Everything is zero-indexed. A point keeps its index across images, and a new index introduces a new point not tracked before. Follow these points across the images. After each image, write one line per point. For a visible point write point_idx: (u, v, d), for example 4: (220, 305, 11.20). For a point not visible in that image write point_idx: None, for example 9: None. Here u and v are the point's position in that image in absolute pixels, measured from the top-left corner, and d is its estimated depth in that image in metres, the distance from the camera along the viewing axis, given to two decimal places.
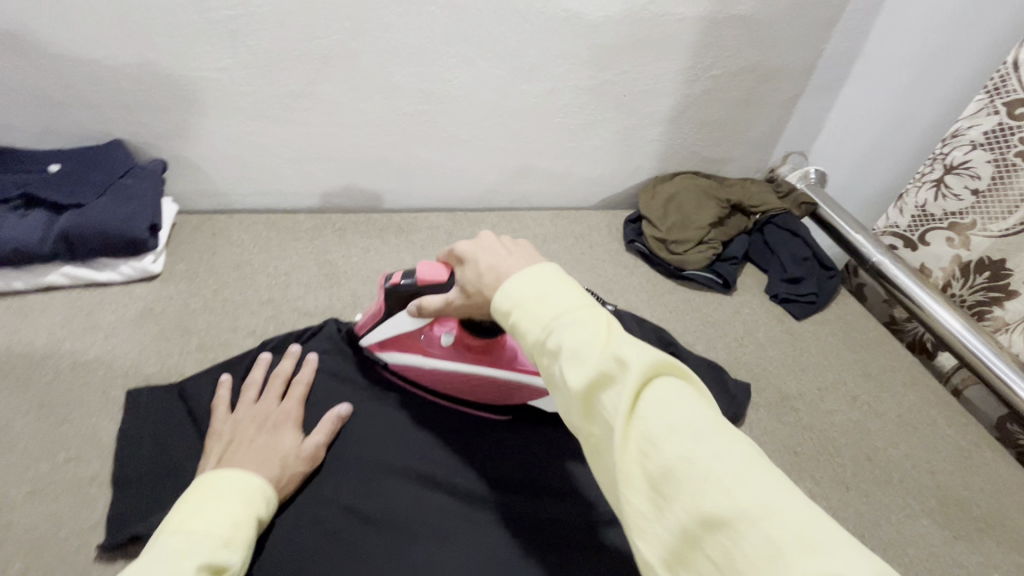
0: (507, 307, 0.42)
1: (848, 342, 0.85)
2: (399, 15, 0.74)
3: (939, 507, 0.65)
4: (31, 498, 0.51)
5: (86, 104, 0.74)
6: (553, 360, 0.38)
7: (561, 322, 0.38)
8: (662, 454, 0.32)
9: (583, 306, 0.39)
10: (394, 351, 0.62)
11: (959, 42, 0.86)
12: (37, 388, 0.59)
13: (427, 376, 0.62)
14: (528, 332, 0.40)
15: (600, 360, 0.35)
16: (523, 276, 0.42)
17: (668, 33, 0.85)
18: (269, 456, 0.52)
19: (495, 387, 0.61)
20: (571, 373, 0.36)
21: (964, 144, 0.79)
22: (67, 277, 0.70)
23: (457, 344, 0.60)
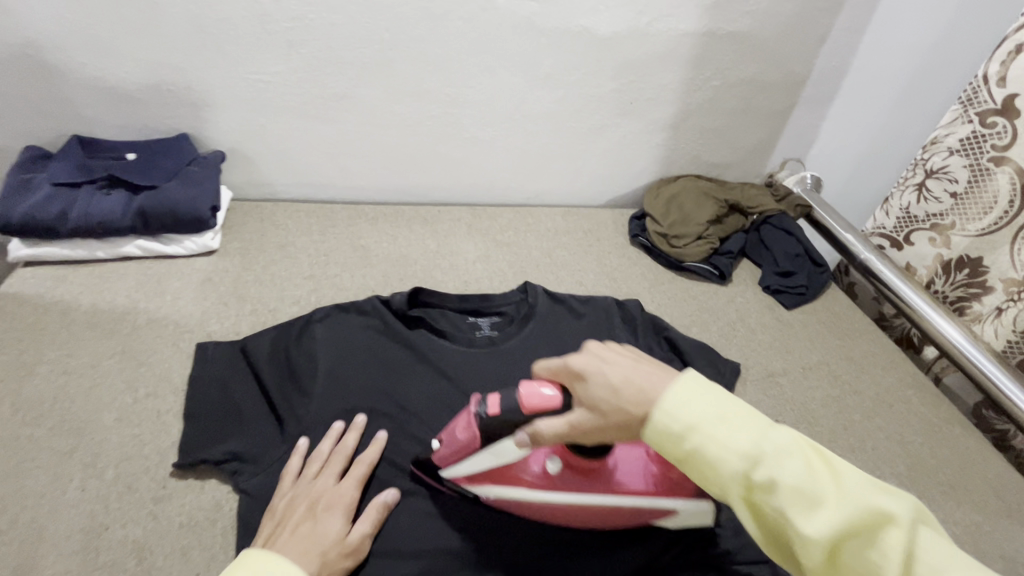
0: (682, 428, 0.43)
1: (834, 330, 0.92)
2: (432, 28, 0.84)
3: (906, 473, 0.72)
4: (119, 423, 0.61)
5: (161, 101, 0.85)
6: (773, 498, 0.41)
7: (780, 467, 0.41)
8: None
9: (783, 437, 0.42)
10: (488, 482, 0.57)
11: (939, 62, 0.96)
12: (118, 338, 0.70)
13: (530, 508, 0.57)
14: (730, 466, 0.42)
15: (846, 508, 0.39)
16: (687, 393, 0.44)
17: (671, 47, 0.94)
18: (312, 545, 0.51)
19: (600, 513, 0.56)
20: (810, 521, 0.39)
21: (942, 150, 0.87)
22: (141, 249, 0.81)
23: (563, 469, 0.56)
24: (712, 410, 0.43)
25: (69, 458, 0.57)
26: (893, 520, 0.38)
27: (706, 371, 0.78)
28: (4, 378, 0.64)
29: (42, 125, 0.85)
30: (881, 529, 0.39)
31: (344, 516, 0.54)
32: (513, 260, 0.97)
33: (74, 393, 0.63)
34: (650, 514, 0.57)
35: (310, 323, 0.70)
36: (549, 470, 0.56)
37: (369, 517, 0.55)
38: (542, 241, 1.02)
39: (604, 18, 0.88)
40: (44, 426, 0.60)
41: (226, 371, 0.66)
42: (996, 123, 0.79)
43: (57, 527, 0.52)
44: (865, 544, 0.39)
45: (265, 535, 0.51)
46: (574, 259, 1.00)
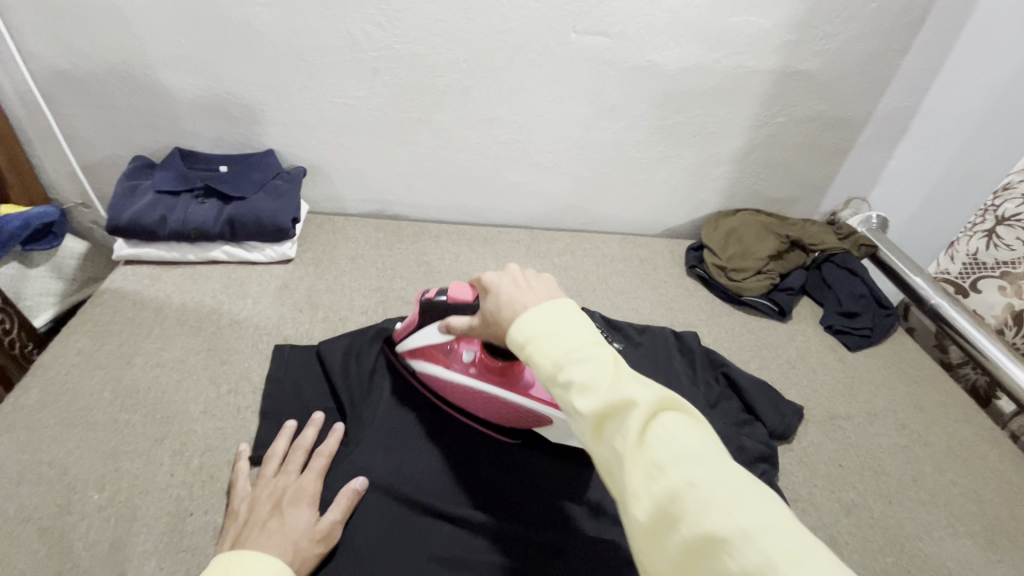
0: (520, 335, 0.45)
1: (901, 376, 0.89)
2: (507, 61, 0.89)
3: (983, 532, 0.68)
4: (203, 414, 0.66)
5: (254, 120, 0.93)
6: (562, 390, 0.41)
7: (572, 357, 0.41)
8: (670, 477, 0.35)
9: (591, 342, 0.42)
10: (418, 358, 0.65)
11: (1005, 109, 0.98)
12: (205, 335, 0.75)
13: (444, 388, 0.64)
14: (540, 365, 0.43)
15: (608, 393, 0.38)
16: (544, 312, 0.45)
17: (739, 83, 0.96)
18: (282, 539, 0.51)
19: (500, 409, 0.61)
20: (582, 402, 0.39)
21: (1016, 196, 0.84)
22: (226, 254, 0.87)
23: (477, 363, 0.62)
24: (541, 318, 0.44)
25: (160, 445, 0.62)
26: (636, 403, 0.37)
27: (767, 412, 0.76)
28: (106, 366, 0.69)
29: (149, 138, 0.94)
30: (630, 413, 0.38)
31: (310, 508, 0.55)
32: (570, 284, 0.99)
33: (165, 384, 0.68)
34: (542, 422, 0.61)
35: (380, 337, 0.74)
36: (467, 359, 0.62)
37: (338, 505, 0.55)
38: (599, 267, 1.03)
39: (673, 54, 0.91)
40: (139, 412, 0.65)
41: (302, 371, 0.71)
42: None
43: (148, 508, 0.57)
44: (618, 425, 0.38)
45: (232, 540, 0.51)
46: (630, 287, 1.00)
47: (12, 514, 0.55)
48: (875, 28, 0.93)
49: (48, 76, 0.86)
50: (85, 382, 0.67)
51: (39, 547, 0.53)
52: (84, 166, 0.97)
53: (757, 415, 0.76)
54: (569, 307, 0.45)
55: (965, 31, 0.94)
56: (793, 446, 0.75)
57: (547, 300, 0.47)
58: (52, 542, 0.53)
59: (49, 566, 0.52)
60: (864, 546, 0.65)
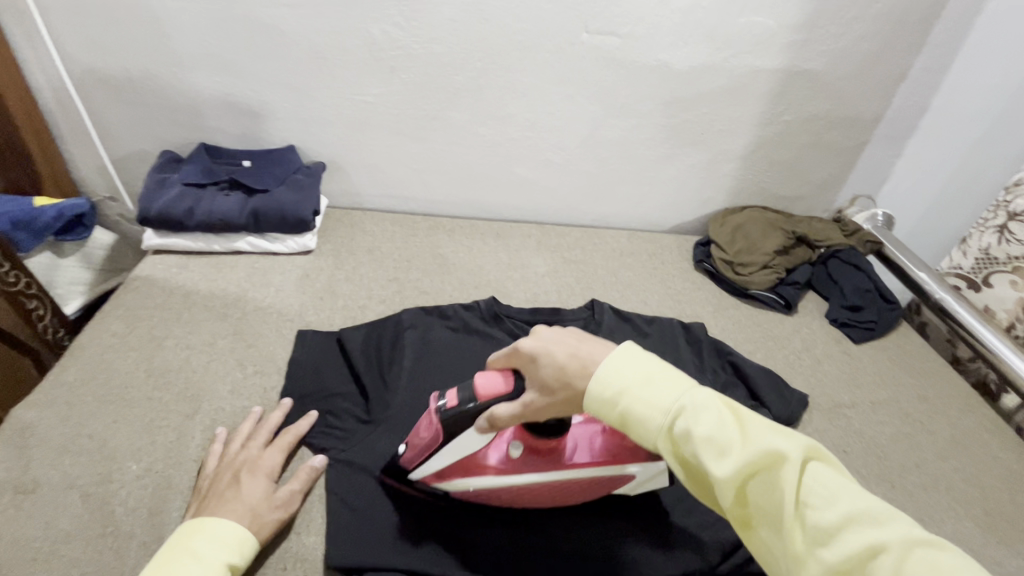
0: (614, 394, 0.45)
1: (905, 367, 0.91)
2: (519, 59, 0.92)
3: (983, 516, 0.70)
4: (232, 393, 0.69)
5: (276, 117, 0.96)
6: (690, 450, 0.42)
7: (691, 413, 0.42)
8: (839, 536, 0.36)
9: (703, 395, 0.43)
10: (454, 477, 0.57)
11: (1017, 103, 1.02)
12: (232, 320, 0.79)
13: (495, 493, 0.58)
14: (655, 423, 0.43)
15: (748, 450, 0.40)
16: (627, 362, 0.46)
17: (745, 82, 0.98)
18: (242, 505, 0.54)
19: (563, 489, 0.58)
20: (719, 463, 0.40)
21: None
22: (250, 245, 0.91)
23: (522, 453, 0.56)
24: (639, 375, 0.45)
25: (191, 421, 0.65)
26: (784, 457, 0.39)
27: (772, 399, 0.78)
28: (139, 347, 0.73)
29: (177, 133, 0.98)
30: (777, 468, 0.40)
31: (270, 478, 0.58)
32: (580, 277, 1.01)
33: (195, 365, 0.71)
34: (606, 483, 0.58)
35: (399, 324, 0.78)
36: (513, 454, 0.56)
37: (298, 479, 0.59)
38: (608, 260, 1.06)
39: (682, 53, 0.93)
40: (171, 391, 0.68)
41: (325, 355, 0.74)
42: None
43: (182, 478, 0.60)
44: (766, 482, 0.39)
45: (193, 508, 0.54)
46: (639, 280, 1.03)
47: (55, 481, 0.58)
48: (879, 28, 0.95)
49: (83, 74, 0.90)
50: (120, 362, 0.71)
51: (81, 511, 0.56)
52: (114, 160, 1.01)
53: (763, 402, 0.78)
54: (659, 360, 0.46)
55: (972, 32, 0.96)
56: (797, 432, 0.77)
57: (614, 351, 0.47)
58: (93, 507, 0.57)
59: (91, 529, 0.55)
60: None
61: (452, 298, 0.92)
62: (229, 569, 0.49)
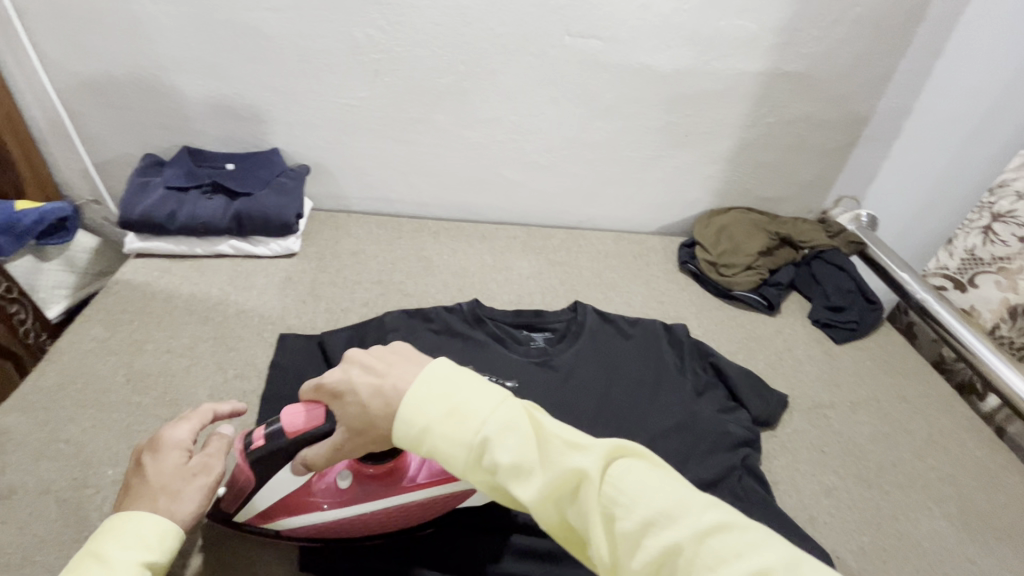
0: (420, 433, 0.44)
1: (885, 367, 0.92)
2: (504, 62, 0.92)
3: (958, 514, 0.70)
4: (211, 397, 0.69)
5: (261, 120, 0.96)
6: (498, 480, 0.42)
7: (491, 441, 0.42)
8: (645, 544, 0.37)
9: (503, 415, 0.43)
10: (283, 516, 0.58)
11: (999, 109, 1.02)
12: (213, 323, 0.79)
13: (331, 528, 0.58)
14: (461, 461, 0.42)
15: (549, 472, 0.41)
16: (421, 395, 0.44)
17: (729, 85, 0.99)
18: (152, 487, 0.48)
19: (398, 514, 0.59)
20: (525, 490, 0.41)
21: (1011, 193, 0.89)
22: (233, 248, 0.91)
23: (352, 481, 0.58)
24: (437, 410, 0.43)
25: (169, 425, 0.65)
26: (580, 473, 0.40)
27: (751, 399, 0.79)
28: (119, 352, 0.73)
29: (160, 137, 0.97)
30: (580, 484, 0.40)
31: (178, 452, 0.52)
32: (565, 278, 1.02)
33: (175, 369, 0.71)
34: (448, 501, 0.60)
35: (381, 328, 0.78)
36: (340, 484, 0.58)
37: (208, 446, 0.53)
38: (593, 262, 1.06)
39: (666, 56, 0.94)
40: (149, 395, 0.68)
41: (306, 359, 0.74)
42: None
43: None
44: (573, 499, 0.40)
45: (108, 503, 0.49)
46: (623, 281, 1.03)
47: (31, 487, 0.58)
48: (861, 32, 0.96)
49: (65, 78, 0.90)
50: (99, 366, 0.71)
51: (56, 517, 0.56)
52: (96, 163, 1.01)
53: (742, 403, 0.79)
54: (458, 381, 0.45)
55: (954, 36, 0.98)
56: (776, 432, 0.78)
57: (412, 380, 0.46)
58: (67, 513, 0.56)
59: (65, 534, 0.55)
60: (843, 525, 0.68)
61: (436, 301, 0.93)
62: (147, 568, 0.44)
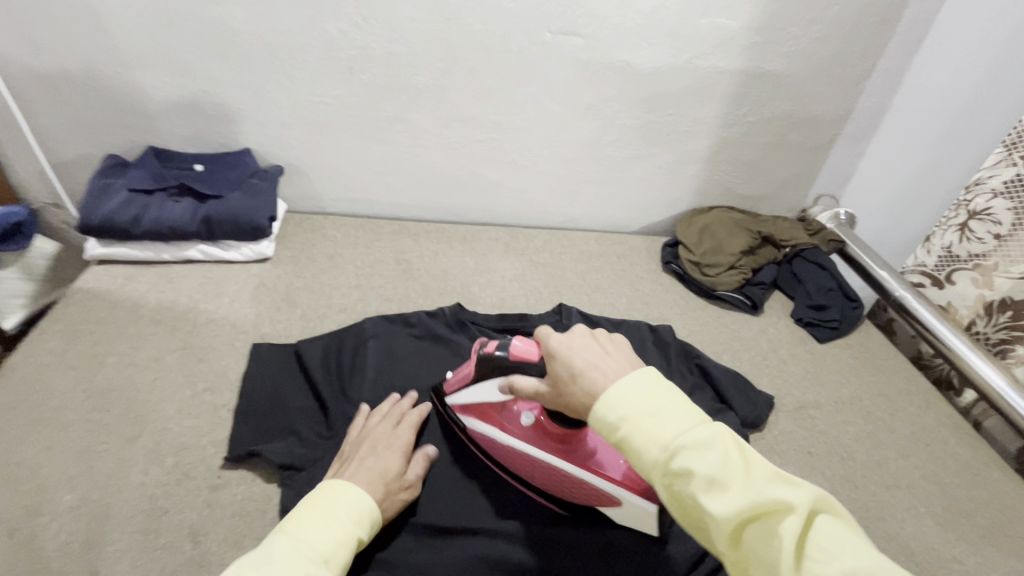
0: (615, 419, 0.45)
1: (867, 366, 0.92)
2: (482, 59, 0.90)
3: (942, 513, 0.71)
4: (179, 413, 0.65)
5: (230, 119, 0.92)
6: (686, 485, 0.41)
7: (687, 447, 0.42)
8: None
9: (706, 428, 0.43)
10: (475, 420, 0.65)
11: (970, 107, 1.00)
12: (181, 333, 0.75)
13: (503, 453, 0.63)
14: (650, 455, 0.43)
15: (747, 495, 0.39)
16: (626, 384, 0.46)
17: (709, 83, 0.98)
18: (377, 477, 0.56)
19: (560, 479, 0.60)
20: (715, 503, 0.40)
21: (985, 191, 0.89)
22: (203, 253, 0.86)
23: (537, 427, 0.61)
24: (640, 401, 0.44)
25: (133, 444, 0.61)
26: (787, 507, 0.38)
27: (738, 401, 0.79)
28: (79, 366, 0.69)
29: (123, 137, 0.93)
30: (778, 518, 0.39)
31: (401, 457, 0.60)
32: (548, 280, 1.00)
33: (139, 384, 0.68)
34: (605, 499, 0.59)
35: (360, 334, 0.75)
36: (526, 422, 0.61)
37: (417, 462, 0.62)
38: (577, 263, 1.05)
39: (646, 54, 0.93)
40: (112, 412, 0.64)
41: (282, 370, 0.71)
42: None
43: (121, 508, 0.56)
44: (764, 528, 0.39)
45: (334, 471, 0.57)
46: (607, 283, 1.02)
47: None
48: (841, 30, 0.96)
49: (17, 74, 0.85)
50: (56, 383, 0.66)
51: (8, 548, 0.52)
52: (54, 165, 0.95)
53: (729, 405, 0.79)
54: (665, 385, 0.46)
55: (930, 36, 0.99)
56: (764, 434, 0.77)
57: (628, 373, 0.47)
58: (21, 543, 0.53)
59: (18, 566, 0.51)
60: None
61: (417, 305, 0.90)
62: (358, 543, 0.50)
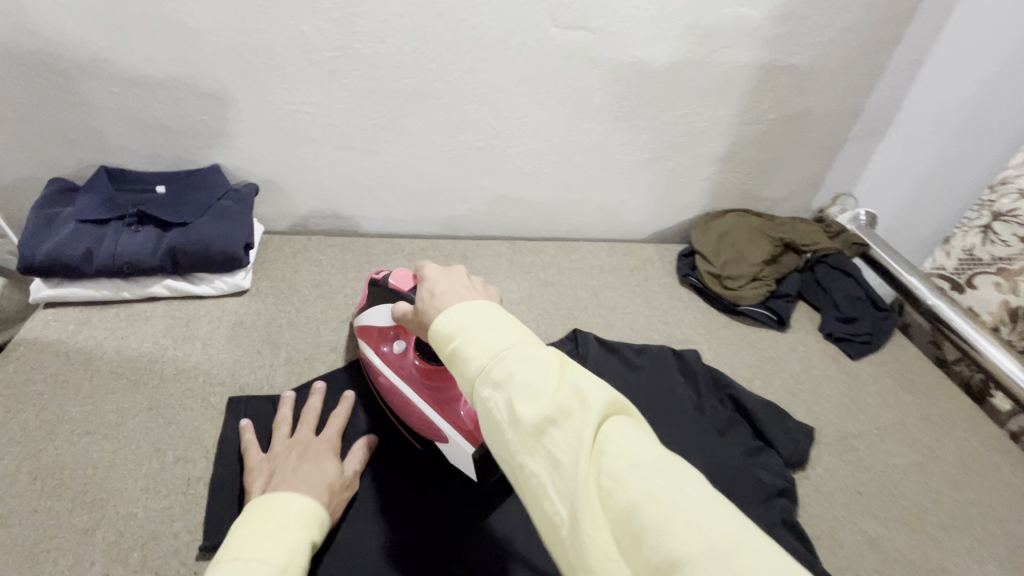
0: (451, 332, 0.43)
1: (906, 384, 0.85)
2: (481, 59, 0.80)
3: (1010, 556, 0.65)
4: (145, 492, 0.56)
5: (193, 132, 0.81)
6: (498, 392, 0.38)
7: (507, 354, 0.40)
8: (628, 489, 0.33)
9: (529, 341, 0.41)
10: (360, 340, 0.70)
11: (996, 95, 0.91)
12: (146, 389, 0.65)
13: (372, 373, 0.68)
14: (473, 363, 0.40)
15: (554, 396, 0.37)
16: (468, 306, 0.44)
17: (728, 78, 0.89)
18: (318, 481, 0.55)
19: (405, 407, 0.64)
20: (521, 404, 0.37)
21: (1011, 191, 0.80)
22: (169, 289, 0.76)
23: (404, 355, 0.66)
24: (475, 317, 0.43)
25: (92, 537, 0.52)
26: (584, 405, 0.36)
27: (777, 437, 0.71)
28: (24, 440, 0.59)
29: (70, 156, 0.81)
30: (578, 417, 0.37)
31: (333, 459, 0.59)
32: (558, 301, 0.91)
33: (97, 458, 0.58)
34: (437, 434, 0.62)
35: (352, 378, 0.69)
36: (397, 350, 0.66)
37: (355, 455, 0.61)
38: (588, 280, 0.96)
39: (662, 49, 0.84)
40: (65, 498, 0.55)
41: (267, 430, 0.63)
42: None
43: None
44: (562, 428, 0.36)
45: (263, 488, 0.54)
46: (622, 300, 0.94)
47: None
48: (869, 19, 0.88)
49: None
50: None
51: None
52: None
53: (769, 442, 0.71)
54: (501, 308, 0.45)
55: (954, 23, 0.90)
56: (807, 473, 0.70)
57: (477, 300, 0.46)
58: None
59: None
60: None
61: None
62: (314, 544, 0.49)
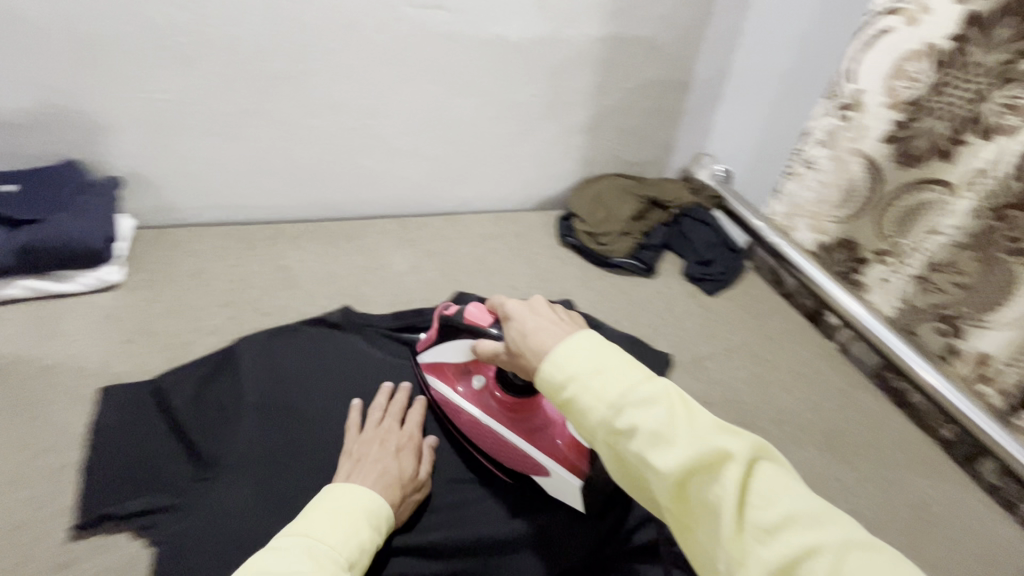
0: (563, 378, 0.47)
1: (752, 312, 0.99)
2: (339, 40, 0.82)
3: (821, 439, 0.79)
4: (11, 486, 0.56)
5: (37, 127, 0.77)
6: (631, 442, 0.43)
7: (627, 403, 0.43)
8: (785, 544, 0.36)
9: (649, 381, 0.44)
10: (432, 375, 0.71)
11: (803, 60, 1.06)
12: (7, 390, 0.64)
13: (451, 409, 0.69)
14: (594, 413, 0.44)
15: (691, 446, 0.40)
16: (571, 343, 0.48)
17: (581, 51, 0.97)
18: (394, 477, 0.59)
19: (495, 442, 0.66)
20: (657, 454, 0.41)
21: (811, 142, 0.93)
22: (28, 289, 0.74)
23: (484, 390, 0.68)
24: (587, 361, 0.46)
25: None
26: (727, 456, 0.39)
27: None
28: None
29: None
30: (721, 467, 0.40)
31: (413, 455, 0.63)
32: (444, 270, 0.96)
33: None
34: (536, 468, 0.64)
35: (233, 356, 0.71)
36: (476, 385, 0.68)
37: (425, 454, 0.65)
38: (472, 247, 1.02)
39: (514, 26, 0.90)
40: None
41: (146, 414, 0.64)
42: (850, 118, 0.86)
43: None
44: (707, 477, 0.40)
45: (347, 471, 0.58)
46: (505, 264, 1.00)
47: None
48: None
49: None
50: None
51: None
52: None
53: None
54: (607, 342, 0.48)
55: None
56: None
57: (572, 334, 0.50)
58: None
59: None
60: None
61: (302, 313, 0.83)
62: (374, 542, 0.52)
